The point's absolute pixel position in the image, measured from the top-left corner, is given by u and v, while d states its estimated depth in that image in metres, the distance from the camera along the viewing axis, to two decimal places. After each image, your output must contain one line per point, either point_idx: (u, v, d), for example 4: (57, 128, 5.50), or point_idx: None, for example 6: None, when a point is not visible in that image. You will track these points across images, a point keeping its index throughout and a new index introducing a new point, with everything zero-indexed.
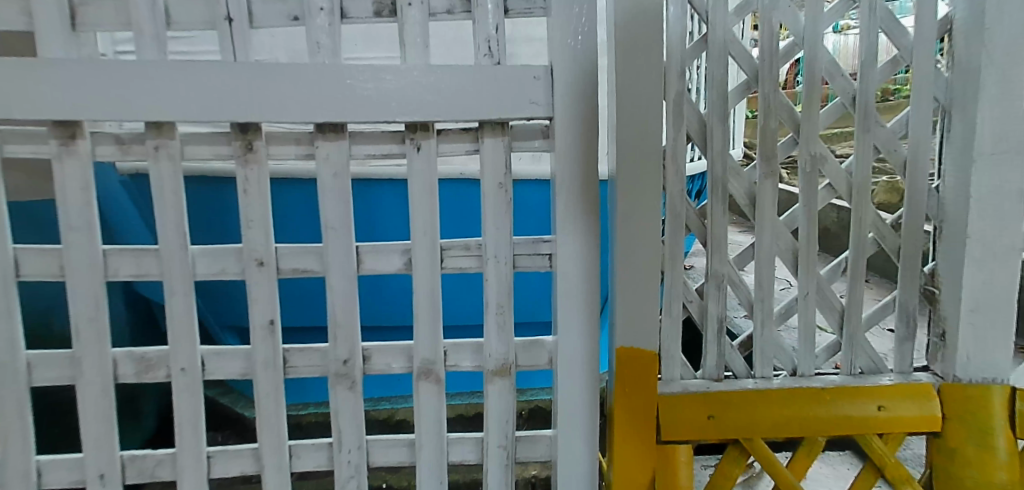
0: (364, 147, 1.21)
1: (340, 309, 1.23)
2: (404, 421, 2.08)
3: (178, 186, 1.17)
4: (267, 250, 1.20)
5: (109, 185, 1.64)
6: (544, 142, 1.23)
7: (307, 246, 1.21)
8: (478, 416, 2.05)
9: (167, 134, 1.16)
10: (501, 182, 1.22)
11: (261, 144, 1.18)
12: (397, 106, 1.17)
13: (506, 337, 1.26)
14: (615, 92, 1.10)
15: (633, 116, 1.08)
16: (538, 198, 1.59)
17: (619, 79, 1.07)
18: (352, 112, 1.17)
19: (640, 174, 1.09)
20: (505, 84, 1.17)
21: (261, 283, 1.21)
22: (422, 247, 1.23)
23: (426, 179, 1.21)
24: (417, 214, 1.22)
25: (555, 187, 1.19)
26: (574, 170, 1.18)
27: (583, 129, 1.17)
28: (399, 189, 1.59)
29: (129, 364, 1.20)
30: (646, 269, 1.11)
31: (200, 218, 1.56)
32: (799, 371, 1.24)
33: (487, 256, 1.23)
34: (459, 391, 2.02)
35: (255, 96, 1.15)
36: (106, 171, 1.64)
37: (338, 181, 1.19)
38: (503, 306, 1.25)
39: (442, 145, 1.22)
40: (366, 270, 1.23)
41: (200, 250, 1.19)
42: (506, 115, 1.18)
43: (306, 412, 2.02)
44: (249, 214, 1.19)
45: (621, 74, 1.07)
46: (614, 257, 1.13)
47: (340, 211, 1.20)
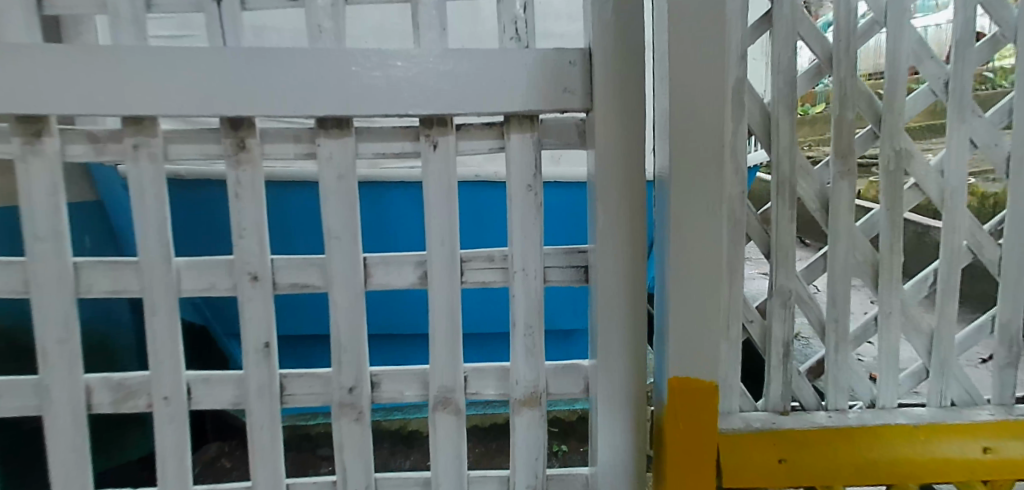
0: (373, 145, 1.05)
1: (345, 330, 1.07)
2: (417, 432, 1.94)
3: (161, 189, 1.02)
4: (263, 263, 1.04)
5: (114, 191, 1.47)
6: (579, 139, 1.07)
7: (307, 257, 1.06)
8: (498, 427, 1.92)
9: (147, 130, 1.01)
10: (530, 183, 1.06)
11: (253, 142, 1.02)
12: (409, 97, 1.01)
13: (536, 362, 1.09)
14: (665, 78, 0.93)
15: (691, 105, 0.91)
16: (566, 203, 1.42)
17: (672, 62, 0.90)
18: (358, 105, 1.00)
19: (700, 172, 0.92)
20: (535, 71, 1.00)
21: (255, 299, 1.05)
22: (440, 257, 1.07)
23: (445, 180, 1.06)
24: (432, 221, 1.07)
25: (592, 190, 1.02)
26: (616, 169, 0.99)
27: (625, 121, 0.98)
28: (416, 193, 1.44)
29: (105, 391, 1.05)
30: (705, 284, 0.94)
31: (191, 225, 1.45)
32: (879, 403, 1.07)
33: (513, 269, 1.07)
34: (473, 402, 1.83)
35: (245, 87, 0.99)
36: (109, 173, 1.46)
37: (344, 184, 1.04)
38: (533, 327, 1.09)
39: (462, 142, 1.07)
40: (375, 285, 1.08)
41: (185, 263, 1.04)
42: (535, 107, 1.00)
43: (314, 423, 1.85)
44: (241, 220, 1.03)
45: (675, 57, 0.90)
46: (665, 271, 0.95)
47: (344, 217, 1.05)
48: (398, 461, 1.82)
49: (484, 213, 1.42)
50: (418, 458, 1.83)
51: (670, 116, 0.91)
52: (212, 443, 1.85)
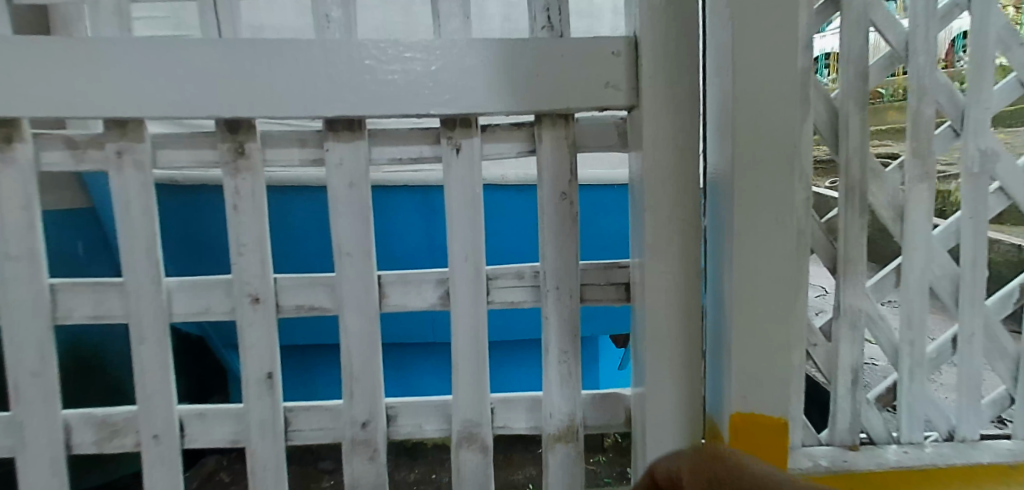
0: (388, 149, 0.93)
1: (357, 358, 0.95)
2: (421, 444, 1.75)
3: (148, 202, 0.90)
4: (264, 283, 0.92)
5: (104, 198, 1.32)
6: (619, 140, 0.96)
7: (314, 275, 0.94)
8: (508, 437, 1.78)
9: (132, 135, 0.89)
10: (565, 191, 0.94)
11: (253, 146, 0.90)
12: (428, 94, 0.88)
13: (571, 392, 0.98)
14: (727, 72, 0.80)
15: (757, 105, 0.79)
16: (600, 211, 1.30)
17: (735, 56, 0.78)
18: (371, 104, 0.87)
19: (768, 181, 0.80)
20: (571, 64, 0.87)
21: (256, 324, 0.93)
22: (464, 275, 0.96)
23: (469, 188, 0.94)
24: (455, 234, 0.95)
25: (636, 198, 0.90)
26: (667, 175, 0.86)
27: (678, 120, 0.85)
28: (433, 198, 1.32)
29: (87, 429, 0.93)
30: (772, 306, 0.82)
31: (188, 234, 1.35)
32: (958, 435, 0.96)
33: (546, 288, 0.96)
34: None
35: (241, 85, 0.86)
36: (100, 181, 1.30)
37: (355, 193, 0.92)
38: (569, 352, 0.97)
39: (487, 145, 0.95)
40: (391, 307, 0.96)
41: (177, 284, 0.92)
42: (573, 104, 0.87)
43: None
44: (240, 234, 0.91)
45: (737, 49, 0.78)
46: (727, 293, 0.83)
47: (356, 232, 0.93)
48: (401, 472, 1.65)
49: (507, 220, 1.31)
50: (424, 468, 1.66)
51: (733, 117, 0.79)
52: (210, 455, 1.70)
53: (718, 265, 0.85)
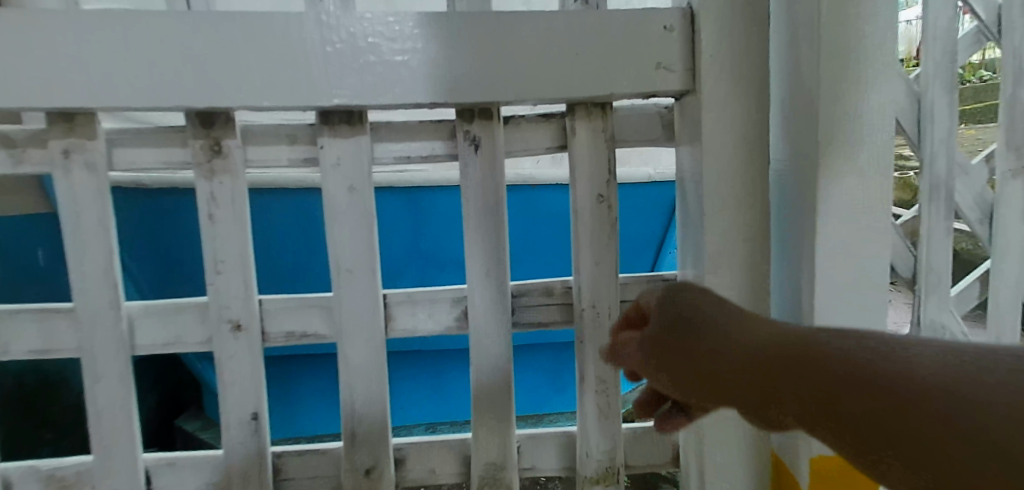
0: (393, 146, 0.79)
1: (361, 395, 0.80)
2: None
3: (104, 211, 0.74)
4: (249, 308, 0.77)
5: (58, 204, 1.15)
6: (663, 133, 0.83)
7: (309, 296, 0.79)
8: None
9: (82, 130, 0.73)
10: (603, 193, 0.81)
11: (232, 144, 0.75)
12: (443, 78, 0.72)
13: (610, 427, 0.84)
14: (809, 52, 0.67)
15: (845, 91, 0.66)
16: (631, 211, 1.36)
17: (821, 33, 0.65)
18: (375, 91, 0.72)
19: (857, 182, 0.68)
20: (617, 40, 0.72)
21: (238, 357, 0.77)
22: (486, 293, 0.82)
23: (490, 191, 0.80)
24: (474, 245, 0.81)
25: (690, 203, 0.77)
26: (731, 173, 0.73)
27: (744, 108, 0.72)
28: (446, 199, 1.30)
29: (32, 485, 0.78)
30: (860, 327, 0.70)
31: (159, 244, 1.19)
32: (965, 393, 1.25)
33: (580, 307, 0.82)
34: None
35: (213, 68, 0.70)
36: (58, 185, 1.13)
37: (358, 199, 0.78)
38: (608, 382, 0.83)
39: (512, 140, 0.81)
40: (399, 332, 0.82)
41: (140, 310, 0.76)
42: (618, 89, 0.73)
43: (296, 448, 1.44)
44: (218, 250, 0.76)
45: (823, 25, 0.65)
46: (807, 315, 0.71)
47: (359, 245, 0.78)
48: None
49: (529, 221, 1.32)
50: None
51: (817, 108, 0.66)
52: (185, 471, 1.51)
53: (793, 279, 0.73)
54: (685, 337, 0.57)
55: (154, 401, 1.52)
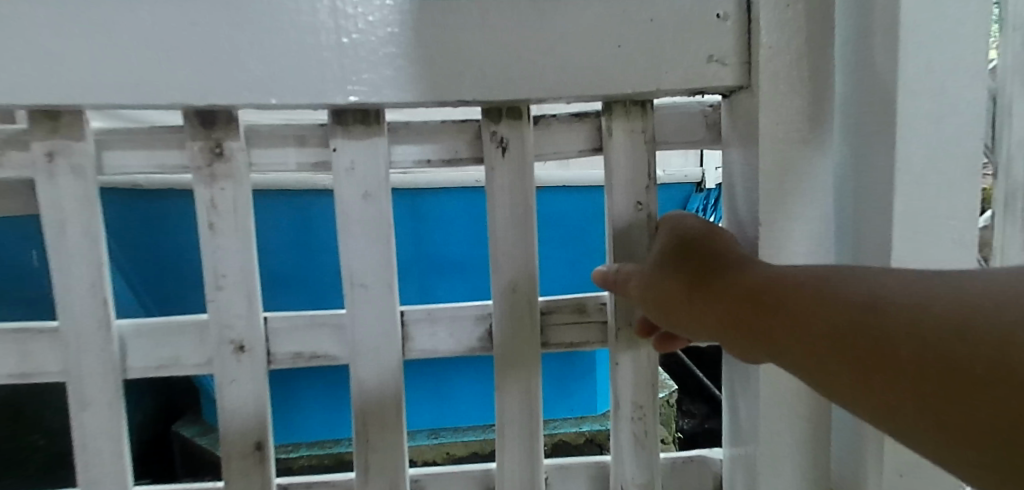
0: (412, 148, 0.72)
1: (374, 423, 0.73)
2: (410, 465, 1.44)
3: (93, 221, 0.66)
4: (253, 327, 0.69)
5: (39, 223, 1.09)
6: (706, 134, 0.75)
7: (319, 314, 0.72)
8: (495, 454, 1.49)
9: (68, 130, 0.65)
10: (641, 201, 0.74)
11: (235, 146, 0.67)
12: (473, 73, 0.65)
13: (648, 458, 0.77)
14: (888, 46, 0.60)
15: (928, 91, 0.60)
16: None
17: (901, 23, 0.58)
18: (396, 87, 0.65)
19: (938, 194, 0.62)
20: (666, 31, 0.65)
21: (241, 383, 0.70)
22: (513, 310, 0.74)
23: (519, 200, 0.73)
24: (500, 258, 0.74)
25: (741, 212, 0.70)
26: (791, 179, 0.65)
27: (806, 107, 0.64)
28: (466, 203, 1.25)
29: None
30: None
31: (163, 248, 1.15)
32: None
33: (615, 326, 0.75)
34: (472, 424, 1.43)
35: (215, 61, 0.63)
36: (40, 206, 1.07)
37: (373, 208, 0.70)
38: (645, 408, 0.76)
39: (541, 141, 0.74)
40: (418, 353, 0.74)
41: (132, 330, 0.69)
42: (665, 86, 0.66)
43: (297, 455, 1.38)
44: (218, 263, 0.68)
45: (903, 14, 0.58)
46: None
47: (374, 259, 0.71)
48: None
49: (556, 225, 1.29)
50: None
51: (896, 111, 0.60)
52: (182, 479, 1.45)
53: None
54: (679, 262, 0.58)
55: (150, 404, 1.44)
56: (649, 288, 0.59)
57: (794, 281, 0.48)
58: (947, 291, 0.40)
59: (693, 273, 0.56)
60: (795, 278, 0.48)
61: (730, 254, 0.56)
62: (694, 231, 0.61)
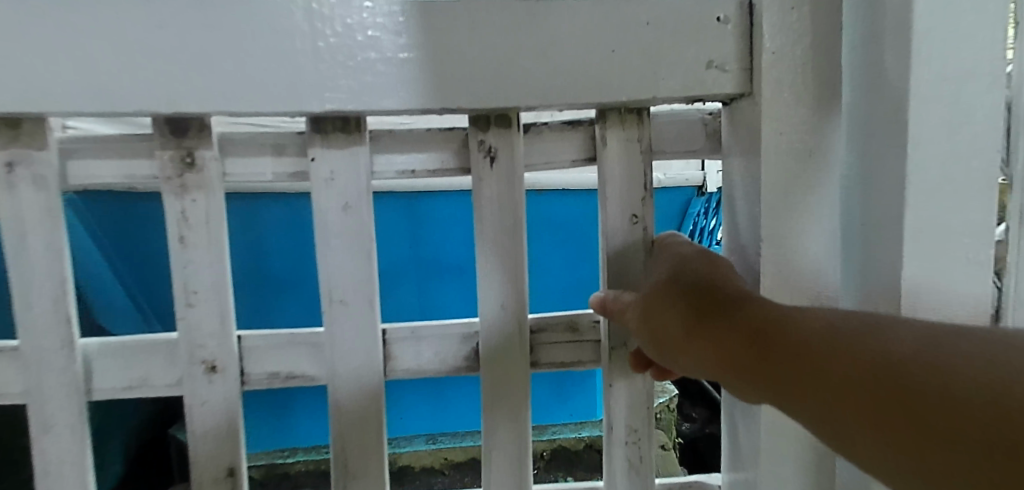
0: (396, 158, 0.69)
1: (354, 447, 0.69)
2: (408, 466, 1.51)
3: (56, 234, 0.63)
4: (225, 347, 0.66)
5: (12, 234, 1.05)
6: (706, 143, 0.72)
7: (297, 332, 0.68)
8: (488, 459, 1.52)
9: (29, 139, 0.62)
10: (637, 214, 0.71)
11: (207, 155, 0.64)
12: (457, 79, 0.61)
13: (642, 482, 0.73)
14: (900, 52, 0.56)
15: (943, 101, 0.56)
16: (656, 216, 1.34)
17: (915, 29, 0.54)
18: (378, 95, 0.61)
19: (951, 211, 0.58)
20: (663, 36, 0.61)
21: (213, 405, 0.66)
22: (501, 328, 0.71)
23: (508, 212, 0.70)
24: (488, 274, 0.70)
25: (742, 227, 0.66)
26: (794, 193, 0.62)
27: (812, 116, 0.61)
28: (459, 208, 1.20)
29: None
30: None
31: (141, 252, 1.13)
32: None
33: (609, 346, 0.71)
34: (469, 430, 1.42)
35: (183, 64, 0.59)
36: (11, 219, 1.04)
37: (353, 221, 0.67)
38: (640, 432, 0.73)
39: (532, 151, 0.71)
40: (401, 373, 0.71)
41: (98, 349, 0.65)
42: (663, 94, 0.62)
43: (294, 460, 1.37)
44: (189, 279, 0.64)
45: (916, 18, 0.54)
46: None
47: (355, 275, 0.67)
48: None
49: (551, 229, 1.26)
50: None
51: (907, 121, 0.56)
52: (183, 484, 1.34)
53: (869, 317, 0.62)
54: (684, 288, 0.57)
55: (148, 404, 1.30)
56: (651, 309, 0.58)
57: (808, 320, 0.49)
58: (986, 352, 0.41)
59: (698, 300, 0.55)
60: (814, 320, 0.49)
61: (738, 287, 0.56)
62: (696, 258, 0.61)
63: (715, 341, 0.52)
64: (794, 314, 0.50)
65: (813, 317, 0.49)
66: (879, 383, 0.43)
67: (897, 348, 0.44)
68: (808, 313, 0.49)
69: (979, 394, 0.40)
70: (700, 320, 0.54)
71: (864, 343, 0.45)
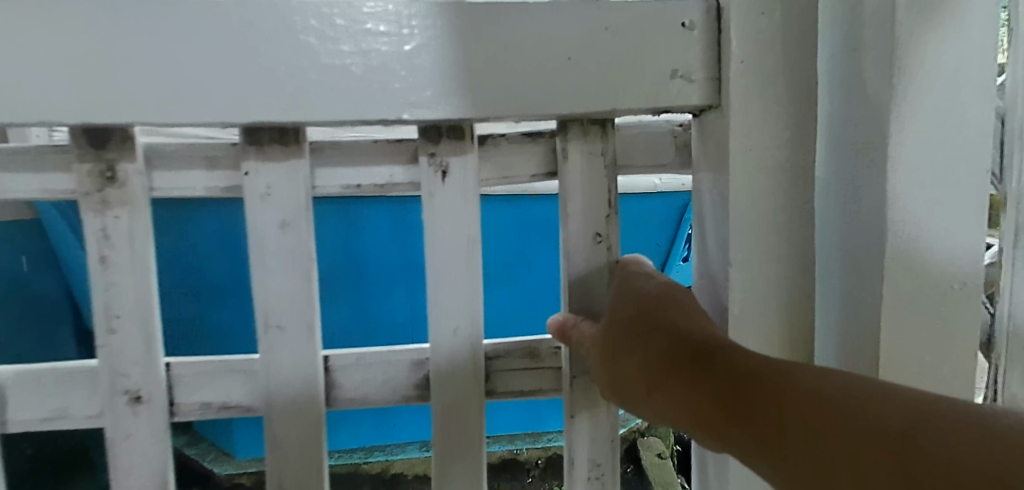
0: (340, 171, 0.63)
1: (293, 482, 0.64)
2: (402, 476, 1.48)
3: None
4: (150, 375, 0.61)
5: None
6: (676, 156, 0.67)
7: (231, 359, 0.63)
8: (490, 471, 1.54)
9: None
10: (600, 232, 0.66)
11: (130, 169, 0.59)
12: (399, 88, 0.55)
13: None
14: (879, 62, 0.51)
15: (927, 113, 0.51)
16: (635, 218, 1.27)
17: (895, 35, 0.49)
18: (313, 108, 0.55)
19: (938, 234, 0.53)
20: (625, 42, 0.56)
21: (138, 437, 0.61)
22: (453, 355, 0.65)
23: (462, 231, 0.64)
24: (440, 296, 0.65)
25: (711, 248, 0.61)
26: (764, 213, 0.57)
27: (785, 130, 0.56)
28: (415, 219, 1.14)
29: None
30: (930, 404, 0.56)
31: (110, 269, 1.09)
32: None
33: (570, 374, 0.66)
34: None
35: (89, 73, 0.53)
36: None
37: (291, 240, 0.62)
38: (605, 466, 0.68)
39: (489, 163, 0.65)
40: (346, 402, 0.66)
41: (14, 377, 0.61)
42: (624, 105, 0.57)
43: None
44: (111, 302, 0.60)
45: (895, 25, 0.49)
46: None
47: (294, 298, 0.62)
48: None
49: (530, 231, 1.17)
50: None
51: (888, 138, 0.51)
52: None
53: (852, 347, 0.57)
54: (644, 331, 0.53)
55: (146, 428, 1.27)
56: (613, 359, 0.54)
57: (774, 372, 0.45)
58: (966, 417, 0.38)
59: (658, 344, 0.51)
60: (791, 375, 0.44)
61: (698, 325, 0.52)
62: (663, 291, 0.56)
63: (683, 393, 0.48)
64: (767, 366, 0.46)
65: (789, 372, 0.45)
66: (860, 457, 0.39)
67: (879, 420, 0.40)
68: (784, 367, 0.45)
69: (971, 477, 0.36)
70: (666, 367, 0.49)
71: (845, 410, 0.41)
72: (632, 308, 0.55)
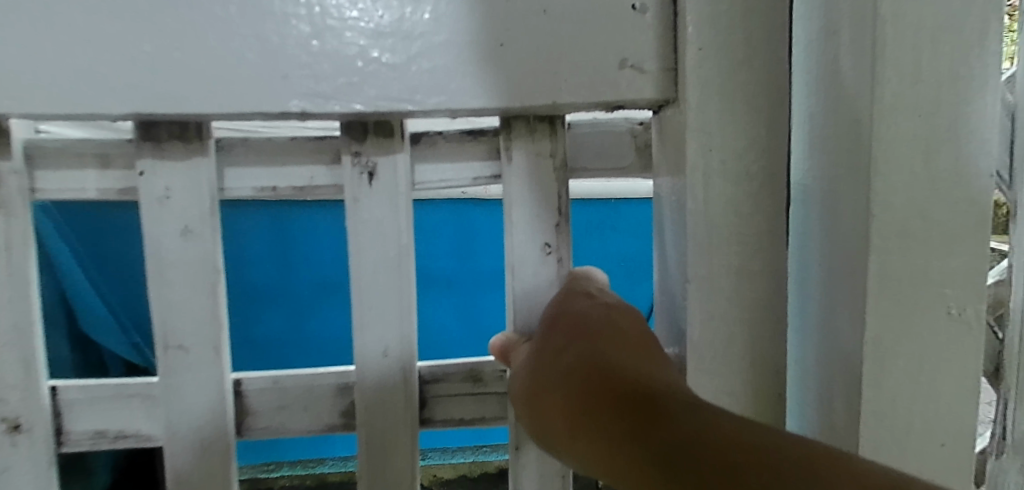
0: (255, 172, 0.56)
1: None
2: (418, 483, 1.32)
3: None
4: (31, 400, 0.54)
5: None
6: (635, 156, 0.59)
7: (127, 383, 0.56)
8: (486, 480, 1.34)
9: None
10: (548, 242, 0.58)
11: (3, 169, 0.52)
12: (300, 76, 0.48)
13: None
14: (859, 49, 0.44)
15: (918, 109, 0.43)
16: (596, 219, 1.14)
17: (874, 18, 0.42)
18: (203, 96, 0.48)
19: (937, 250, 0.45)
20: (565, 25, 0.49)
21: (17, 470, 0.54)
22: (382, 382, 0.58)
23: (390, 240, 0.57)
24: (365, 315, 0.57)
25: (670, 264, 0.54)
26: (727, 225, 0.49)
27: (750, 130, 0.48)
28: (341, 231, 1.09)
29: None
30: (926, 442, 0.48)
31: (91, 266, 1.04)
32: None
33: None
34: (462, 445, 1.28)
35: None
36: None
37: (193, 249, 0.55)
38: None
39: (423, 165, 0.58)
40: (263, 431, 0.58)
41: None
42: (567, 99, 0.50)
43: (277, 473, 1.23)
44: None
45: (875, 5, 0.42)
46: (843, 443, 0.49)
47: (196, 314, 0.55)
48: None
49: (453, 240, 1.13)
50: None
51: (870, 140, 0.43)
52: None
53: (832, 376, 0.50)
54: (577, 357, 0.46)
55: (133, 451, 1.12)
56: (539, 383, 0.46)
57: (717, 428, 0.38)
58: None
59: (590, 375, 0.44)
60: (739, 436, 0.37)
61: (639, 363, 0.45)
62: (605, 318, 0.48)
63: (609, 436, 0.40)
64: (713, 419, 0.39)
65: (739, 429, 0.38)
66: None
67: None
68: (735, 424, 0.38)
69: None
70: (595, 402, 0.42)
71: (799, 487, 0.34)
72: (565, 333, 0.48)
